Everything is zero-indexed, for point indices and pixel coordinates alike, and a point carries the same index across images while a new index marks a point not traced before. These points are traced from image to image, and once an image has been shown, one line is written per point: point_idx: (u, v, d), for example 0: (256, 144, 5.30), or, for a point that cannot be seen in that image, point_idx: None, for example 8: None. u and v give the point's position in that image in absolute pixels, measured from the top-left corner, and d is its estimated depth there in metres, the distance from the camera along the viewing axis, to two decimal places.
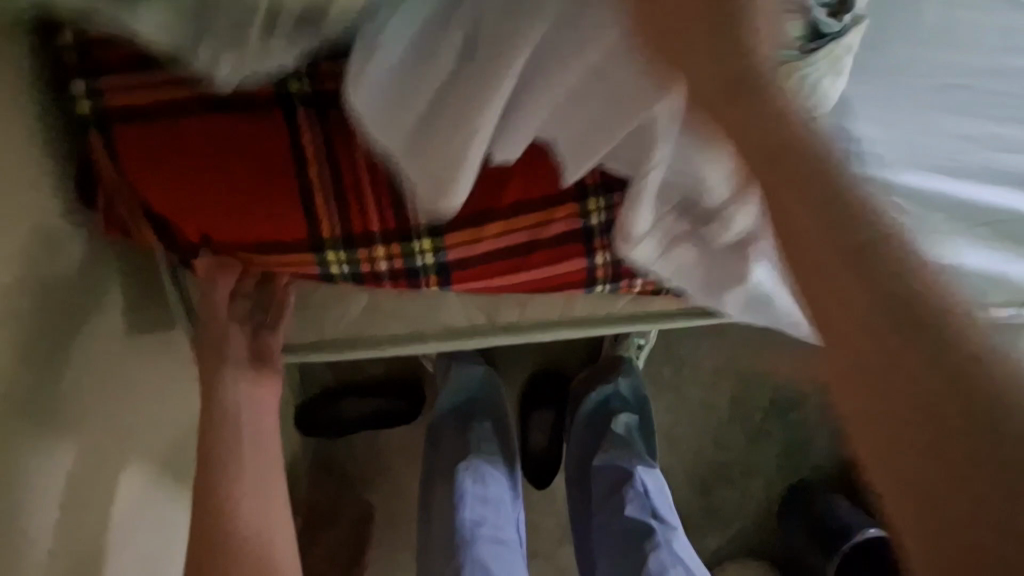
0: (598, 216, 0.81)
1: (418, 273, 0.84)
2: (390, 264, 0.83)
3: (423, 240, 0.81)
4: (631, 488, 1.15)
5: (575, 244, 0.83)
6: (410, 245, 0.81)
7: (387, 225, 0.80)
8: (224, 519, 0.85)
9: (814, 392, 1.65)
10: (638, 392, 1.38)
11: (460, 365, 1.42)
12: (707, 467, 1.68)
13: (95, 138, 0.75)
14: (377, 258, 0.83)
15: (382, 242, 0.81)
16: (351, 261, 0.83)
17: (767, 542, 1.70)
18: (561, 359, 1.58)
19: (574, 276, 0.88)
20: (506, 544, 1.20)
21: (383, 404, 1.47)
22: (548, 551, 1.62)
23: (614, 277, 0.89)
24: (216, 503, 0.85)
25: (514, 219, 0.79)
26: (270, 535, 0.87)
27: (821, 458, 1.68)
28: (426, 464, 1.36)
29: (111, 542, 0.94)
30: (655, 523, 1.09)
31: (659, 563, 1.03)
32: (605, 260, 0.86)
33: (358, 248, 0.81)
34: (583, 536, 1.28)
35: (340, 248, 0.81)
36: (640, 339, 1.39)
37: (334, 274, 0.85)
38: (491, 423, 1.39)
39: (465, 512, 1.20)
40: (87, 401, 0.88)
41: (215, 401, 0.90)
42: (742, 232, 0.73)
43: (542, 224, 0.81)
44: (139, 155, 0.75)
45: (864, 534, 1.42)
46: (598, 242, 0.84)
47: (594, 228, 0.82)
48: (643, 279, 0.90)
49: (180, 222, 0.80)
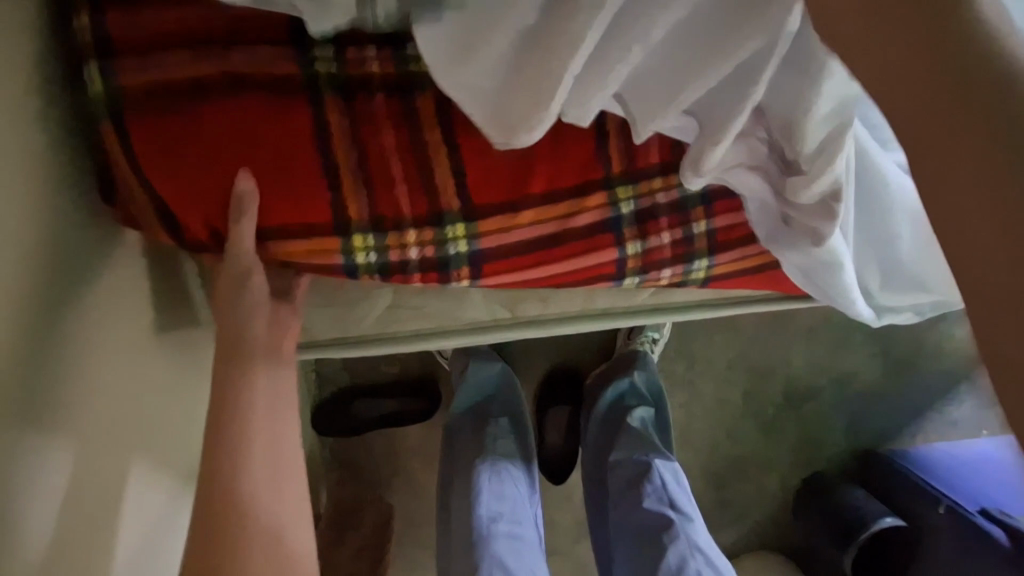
0: (627, 205, 0.82)
1: (449, 263, 0.82)
2: (421, 251, 0.80)
3: (455, 226, 0.79)
4: (649, 482, 1.11)
5: (605, 234, 0.83)
6: (442, 232, 0.79)
7: (417, 209, 0.78)
8: (236, 505, 0.72)
9: (826, 384, 1.65)
10: (654, 387, 1.36)
11: (477, 363, 1.39)
12: (723, 461, 1.68)
13: (108, 125, 0.72)
14: (407, 244, 0.80)
15: (413, 226, 0.78)
16: (379, 248, 0.80)
17: (782, 535, 1.71)
18: (575, 355, 1.57)
19: (604, 268, 0.87)
20: (524, 539, 1.15)
21: (396, 404, 1.46)
22: (565, 548, 1.62)
23: (643, 268, 0.88)
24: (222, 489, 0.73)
25: (546, 207, 0.79)
26: (285, 518, 0.76)
27: (835, 450, 1.69)
28: (443, 466, 1.32)
29: (141, 546, 0.94)
30: (673, 515, 1.05)
31: (680, 556, 1.00)
32: (635, 250, 0.86)
33: (387, 233, 0.79)
34: (600, 530, 1.27)
35: (368, 233, 0.78)
36: (654, 332, 1.41)
37: (359, 264, 0.82)
38: (508, 419, 1.37)
39: (481, 508, 1.16)
40: (115, 402, 0.87)
41: (226, 385, 0.79)
42: (824, 191, 0.69)
43: (569, 215, 0.81)
44: (154, 136, 0.72)
45: (880, 524, 1.41)
46: (627, 233, 0.84)
47: (624, 216, 0.82)
48: (671, 271, 0.89)
49: (189, 208, 0.76)
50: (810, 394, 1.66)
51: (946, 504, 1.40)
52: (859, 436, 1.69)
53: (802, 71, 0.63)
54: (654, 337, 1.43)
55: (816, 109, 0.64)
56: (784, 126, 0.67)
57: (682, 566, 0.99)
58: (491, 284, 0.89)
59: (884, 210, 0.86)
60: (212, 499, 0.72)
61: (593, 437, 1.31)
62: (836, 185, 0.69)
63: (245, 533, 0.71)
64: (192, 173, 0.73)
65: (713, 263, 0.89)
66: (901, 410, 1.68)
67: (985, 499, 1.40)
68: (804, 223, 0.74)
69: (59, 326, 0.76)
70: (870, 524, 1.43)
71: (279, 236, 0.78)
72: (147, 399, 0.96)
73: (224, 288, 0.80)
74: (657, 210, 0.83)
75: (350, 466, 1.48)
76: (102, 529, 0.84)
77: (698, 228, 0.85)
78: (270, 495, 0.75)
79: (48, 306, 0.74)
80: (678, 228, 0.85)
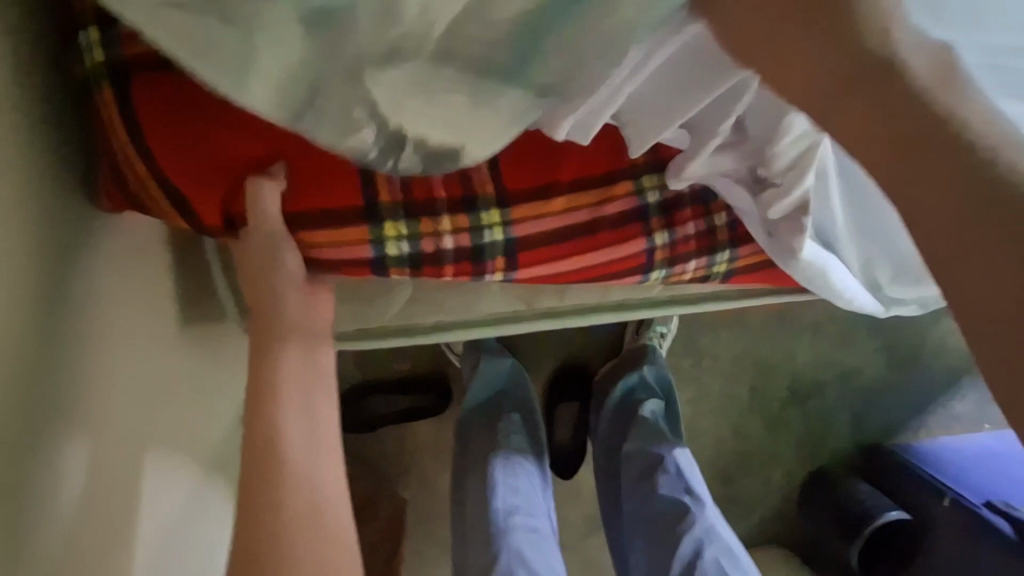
0: (653, 194, 0.84)
1: (483, 254, 0.82)
2: (455, 240, 0.80)
3: (491, 212, 0.79)
4: (663, 471, 1.12)
5: (634, 224, 0.84)
6: (478, 218, 0.79)
7: (452, 191, 0.78)
8: (275, 491, 0.75)
9: (831, 379, 1.67)
10: (664, 380, 1.36)
11: (490, 357, 1.41)
12: (731, 456, 1.69)
13: (108, 92, 0.70)
14: (442, 231, 0.79)
15: (448, 213, 0.79)
16: (413, 236, 0.79)
17: (788, 528, 1.73)
18: (584, 351, 1.58)
19: (634, 260, 0.88)
20: (540, 533, 1.16)
21: (410, 402, 1.48)
22: (575, 542, 1.63)
23: (670, 260, 0.89)
24: (261, 477, 0.75)
25: (577, 195, 0.81)
26: (323, 502, 0.77)
27: (840, 444, 1.71)
28: (456, 467, 1.31)
29: (169, 544, 0.94)
30: (688, 504, 1.05)
31: (696, 542, 1.00)
32: (663, 241, 0.87)
33: (422, 219, 0.79)
34: (615, 526, 1.26)
35: (400, 219, 0.78)
36: (662, 327, 1.43)
37: (391, 256, 0.80)
38: (520, 414, 1.37)
39: (497, 502, 1.17)
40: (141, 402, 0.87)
41: (260, 379, 0.81)
42: (792, 206, 0.74)
43: (599, 204, 0.82)
44: (168, 108, 0.71)
45: (886, 517, 1.43)
46: (655, 222, 0.85)
47: (651, 205, 0.84)
48: (696, 263, 0.90)
49: (205, 187, 0.74)
50: (816, 389, 1.68)
51: (951, 496, 1.42)
52: (863, 431, 1.71)
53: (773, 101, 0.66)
54: (661, 332, 1.45)
55: (784, 136, 0.67)
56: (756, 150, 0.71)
57: (697, 550, 0.99)
58: (524, 278, 0.89)
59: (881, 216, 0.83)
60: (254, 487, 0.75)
61: (602, 435, 1.32)
62: (805, 202, 0.73)
63: (283, 520, 0.74)
64: (192, 152, 0.72)
65: (735, 256, 0.91)
66: (904, 404, 1.71)
67: (988, 492, 1.42)
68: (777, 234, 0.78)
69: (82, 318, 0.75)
70: (876, 518, 1.45)
71: (306, 222, 0.77)
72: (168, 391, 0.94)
73: (258, 263, 0.80)
74: (680, 200, 0.85)
75: (360, 463, 1.48)
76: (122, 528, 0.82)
77: (720, 219, 0.87)
78: (305, 486, 0.77)
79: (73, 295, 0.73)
80: (702, 219, 0.87)
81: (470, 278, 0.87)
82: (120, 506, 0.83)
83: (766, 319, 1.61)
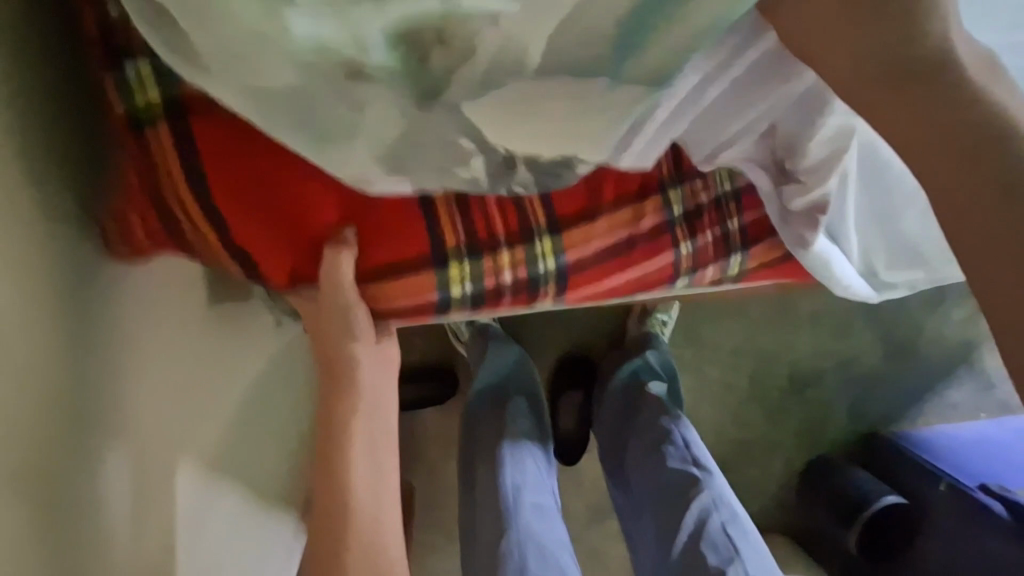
0: (677, 207, 0.86)
1: (539, 282, 0.85)
2: (514, 274, 0.84)
3: (544, 242, 0.82)
4: (670, 444, 1.13)
5: (666, 236, 0.86)
6: (533, 249, 0.82)
7: (511, 229, 0.82)
8: (340, 495, 0.81)
9: (828, 368, 1.70)
10: (667, 364, 1.39)
11: (496, 344, 1.46)
12: (733, 445, 1.72)
13: (162, 128, 0.73)
14: (502, 267, 0.83)
15: (506, 246, 0.82)
16: (474, 277, 0.83)
17: (787, 516, 1.76)
18: (586, 341, 1.61)
19: (663, 274, 0.90)
20: (549, 508, 1.18)
21: (417, 391, 1.50)
22: (576, 531, 1.65)
23: (694, 268, 0.91)
24: (329, 485, 0.81)
25: (616, 214, 0.83)
26: (381, 512, 0.84)
27: (838, 433, 1.74)
28: (466, 448, 1.33)
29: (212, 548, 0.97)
30: (696, 474, 1.07)
31: (702, 509, 1.02)
32: (688, 250, 0.88)
33: (483, 256, 0.82)
34: (620, 504, 1.26)
35: (464, 260, 0.82)
36: (664, 315, 1.47)
37: (454, 298, 0.84)
38: (526, 399, 1.40)
39: (505, 478, 1.19)
40: (170, 407, 0.89)
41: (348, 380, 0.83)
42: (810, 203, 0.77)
43: (636, 221, 0.84)
44: (226, 168, 0.74)
45: (881, 502, 1.46)
46: (682, 232, 0.87)
47: (676, 218, 0.86)
48: (713, 269, 0.92)
49: (268, 245, 0.78)
50: (814, 379, 1.71)
51: (947, 481, 1.44)
52: (860, 420, 1.74)
53: (808, 112, 0.69)
54: (663, 320, 1.49)
55: (822, 130, 0.70)
56: (788, 146, 0.73)
57: (704, 518, 1.01)
58: (572, 301, 0.92)
59: (881, 198, 0.84)
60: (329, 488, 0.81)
61: (608, 427, 1.33)
62: (827, 201, 0.76)
63: (350, 524, 0.80)
64: (254, 206, 0.75)
65: (748, 258, 0.92)
66: (900, 395, 1.74)
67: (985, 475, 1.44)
68: (796, 229, 0.81)
69: (102, 305, 0.76)
70: (873, 501, 1.48)
71: (374, 280, 0.80)
72: (197, 391, 0.95)
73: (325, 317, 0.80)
74: (702, 209, 0.87)
75: None
76: (146, 513, 0.84)
77: (733, 224, 0.89)
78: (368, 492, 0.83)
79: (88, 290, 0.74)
80: (718, 224, 0.88)
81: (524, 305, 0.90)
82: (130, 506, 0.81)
83: (765, 310, 1.65)
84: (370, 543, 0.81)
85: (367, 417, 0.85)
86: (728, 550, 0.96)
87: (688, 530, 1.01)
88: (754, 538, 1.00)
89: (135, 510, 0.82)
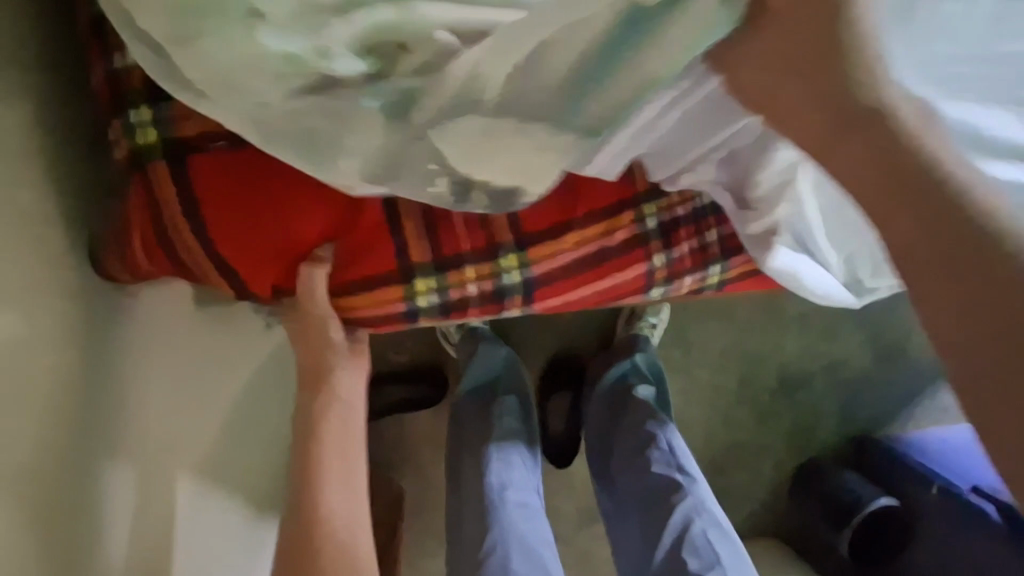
0: (652, 219, 0.85)
1: (505, 293, 0.85)
2: (479, 286, 0.84)
3: (509, 257, 0.83)
4: (655, 448, 1.13)
5: (637, 249, 0.86)
6: (497, 264, 0.83)
7: (477, 245, 0.82)
8: (310, 497, 0.86)
9: (818, 370, 1.70)
10: (655, 367, 1.39)
11: (487, 345, 1.45)
12: (724, 448, 1.72)
13: (161, 164, 0.75)
14: (467, 280, 0.84)
15: (472, 262, 0.83)
16: (441, 288, 0.84)
17: (779, 519, 1.75)
18: (575, 343, 1.61)
19: (634, 284, 0.89)
20: (533, 506, 1.17)
21: (407, 393, 1.50)
22: (568, 534, 1.65)
23: (669, 278, 0.90)
24: (301, 485, 0.87)
25: (586, 230, 0.83)
26: (354, 512, 0.88)
27: (829, 436, 1.74)
28: (451, 444, 1.34)
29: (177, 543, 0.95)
30: (678, 478, 1.07)
31: (685, 514, 1.02)
32: (661, 262, 0.88)
33: (449, 272, 0.83)
34: (604, 507, 1.25)
35: (431, 277, 0.82)
36: (653, 318, 1.46)
37: (421, 309, 0.85)
38: (516, 397, 1.39)
39: (491, 476, 1.19)
40: (155, 410, 0.95)
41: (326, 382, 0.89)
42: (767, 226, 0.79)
43: (606, 233, 0.84)
44: (219, 194, 0.75)
45: (872, 505, 1.46)
46: (655, 244, 0.86)
47: (650, 231, 0.85)
48: (692, 279, 0.91)
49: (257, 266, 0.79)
50: (804, 381, 1.70)
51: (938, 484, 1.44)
52: (851, 423, 1.74)
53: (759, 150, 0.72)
54: (652, 323, 1.49)
55: (768, 166, 0.73)
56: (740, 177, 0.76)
57: (688, 522, 1.01)
58: (540, 309, 0.92)
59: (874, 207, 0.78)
60: (296, 489, 0.87)
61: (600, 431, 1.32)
62: (778, 227, 0.78)
63: (320, 527, 0.85)
64: (249, 234, 0.76)
65: (728, 268, 0.92)
66: (891, 397, 1.73)
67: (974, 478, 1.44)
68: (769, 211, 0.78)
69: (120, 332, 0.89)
70: (865, 505, 1.47)
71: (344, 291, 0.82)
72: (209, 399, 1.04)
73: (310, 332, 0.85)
74: (678, 221, 0.86)
75: None
76: (144, 515, 0.91)
77: (712, 235, 0.89)
78: (338, 492, 0.88)
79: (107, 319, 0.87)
80: (695, 237, 0.88)
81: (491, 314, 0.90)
82: (127, 510, 0.89)
83: (755, 312, 1.64)
84: (344, 539, 0.85)
85: (340, 432, 0.89)
86: (709, 556, 0.96)
87: (671, 534, 1.01)
88: (737, 543, 1.00)
89: (134, 520, 0.90)
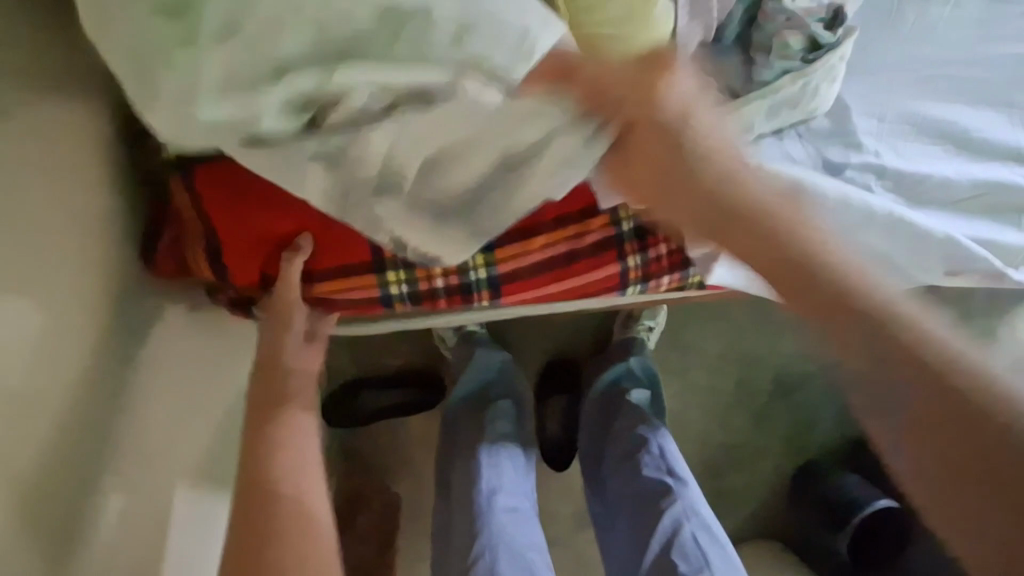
0: (629, 221, 0.85)
1: (472, 288, 0.85)
2: (447, 280, 0.84)
3: (477, 255, 0.82)
4: (647, 453, 1.13)
5: (611, 250, 0.86)
6: (465, 261, 0.83)
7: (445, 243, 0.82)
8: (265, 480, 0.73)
9: (814, 371, 1.70)
10: (649, 371, 1.39)
11: (483, 349, 1.45)
12: (722, 450, 1.71)
13: (173, 174, 0.77)
14: (434, 274, 0.84)
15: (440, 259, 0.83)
16: (409, 280, 0.84)
17: (778, 521, 1.74)
18: (571, 345, 1.61)
19: (608, 282, 0.89)
20: (525, 512, 1.17)
21: (403, 396, 1.50)
22: (566, 538, 1.63)
23: (645, 278, 0.89)
24: (254, 466, 0.75)
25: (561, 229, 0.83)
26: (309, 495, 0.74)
27: (826, 438, 1.73)
28: (444, 446, 1.35)
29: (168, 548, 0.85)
30: (668, 482, 1.07)
31: (675, 518, 1.02)
32: (636, 262, 0.88)
33: (417, 265, 0.83)
34: (597, 511, 1.25)
35: (400, 268, 0.83)
36: (649, 321, 1.45)
37: (394, 295, 0.85)
38: (512, 401, 1.39)
39: (482, 482, 1.19)
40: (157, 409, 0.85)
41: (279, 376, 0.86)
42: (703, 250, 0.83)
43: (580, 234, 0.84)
44: (216, 191, 0.76)
45: (872, 506, 1.45)
46: (629, 245, 0.86)
47: (625, 233, 0.86)
48: (670, 279, 0.91)
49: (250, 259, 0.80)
50: (800, 383, 1.70)
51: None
52: (848, 424, 1.73)
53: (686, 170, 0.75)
54: (649, 326, 1.48)
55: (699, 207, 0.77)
56: None
57: (677, 526, 1.01)
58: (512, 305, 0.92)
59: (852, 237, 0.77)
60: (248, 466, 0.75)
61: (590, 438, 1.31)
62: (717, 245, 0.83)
63: (272, 507, 0.70)
64: (244, 230, 0.78)
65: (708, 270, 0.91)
66: None
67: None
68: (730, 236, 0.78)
69: (125, 322, 0.80)
70: (864, 506, 1.47)
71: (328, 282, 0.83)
72: (199, 404, 0.96)
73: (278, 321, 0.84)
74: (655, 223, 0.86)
75: (353, 458, 1.50)
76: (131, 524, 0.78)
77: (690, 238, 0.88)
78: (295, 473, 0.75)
79: (108, 302, 0.77)
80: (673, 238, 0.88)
81: (461, 308, 0.90)
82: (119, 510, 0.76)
83: (750, 313, 1.65)
84: (298, 518, 0.70)
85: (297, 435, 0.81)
86: (697, 560, 0.96)
87: (661, 538, 1.01)
88: (727, 547, 1.00)
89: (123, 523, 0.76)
